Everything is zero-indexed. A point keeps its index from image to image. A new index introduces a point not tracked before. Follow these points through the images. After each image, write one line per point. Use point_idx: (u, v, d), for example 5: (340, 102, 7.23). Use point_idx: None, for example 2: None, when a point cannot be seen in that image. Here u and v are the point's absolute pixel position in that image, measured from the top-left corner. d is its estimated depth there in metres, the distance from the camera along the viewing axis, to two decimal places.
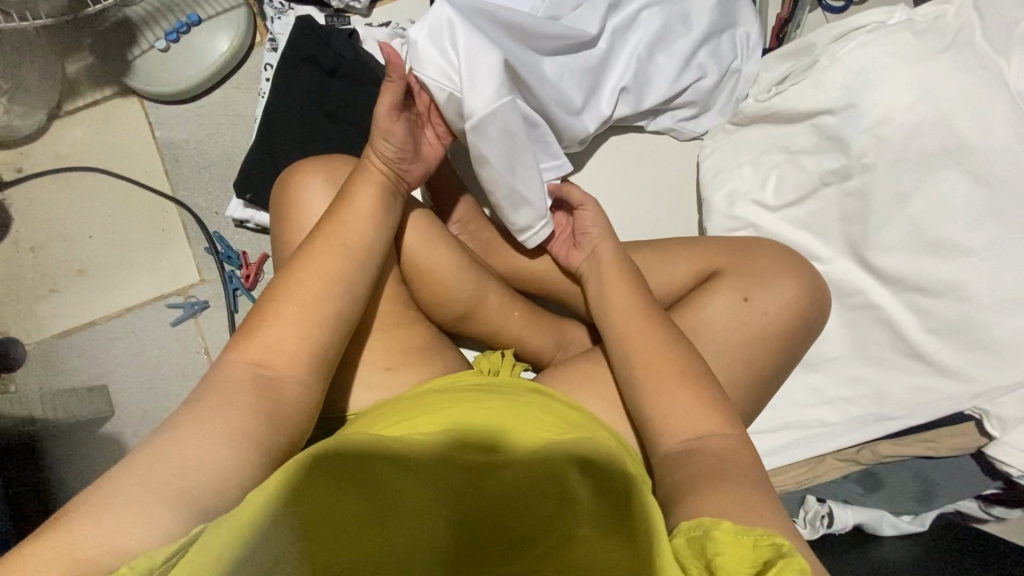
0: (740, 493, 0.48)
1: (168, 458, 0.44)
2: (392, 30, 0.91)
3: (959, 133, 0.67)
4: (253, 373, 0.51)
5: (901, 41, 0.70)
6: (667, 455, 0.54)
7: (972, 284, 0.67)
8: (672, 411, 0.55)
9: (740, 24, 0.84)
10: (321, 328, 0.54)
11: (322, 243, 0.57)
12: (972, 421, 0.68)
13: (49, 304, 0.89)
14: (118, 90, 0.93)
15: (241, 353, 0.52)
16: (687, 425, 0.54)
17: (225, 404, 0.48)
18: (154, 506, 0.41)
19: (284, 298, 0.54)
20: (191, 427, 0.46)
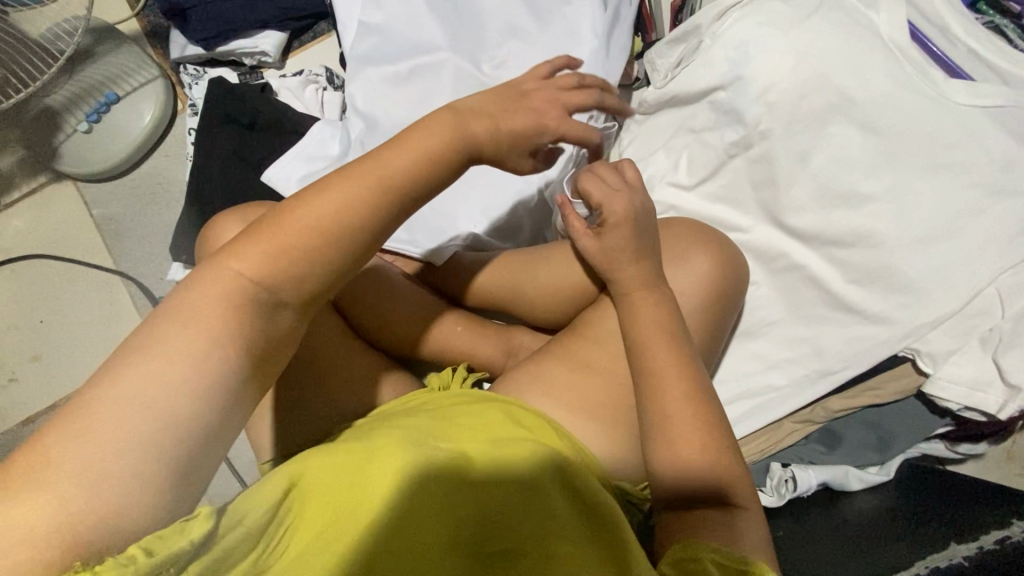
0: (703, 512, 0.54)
1: (148, 378, 0.37)
2: (305, 77, 0.94)
3: (841, 86, 0.69)
4: (256, 289, 0.42)
5: (773, 9, 0.72)
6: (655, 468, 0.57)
7: (881, 229, 0.68)
8: (683, 451, 0.56)
9: (618, 27, 0.89)
10: (340, 251, 0.45)
11: (356, 171, 0.47)
12: (908, 362, 0.69)
13: (10, 393, 0.90)
14: (51, 176, 0.96)
15: (241, 264, 0.43)
16: (690, 462, 0.55)
17: (209, 310, 0.41)
18: (125, 449, 0.35)
19: (291, 220, 0.44)
20: (173, 334, 0.39)
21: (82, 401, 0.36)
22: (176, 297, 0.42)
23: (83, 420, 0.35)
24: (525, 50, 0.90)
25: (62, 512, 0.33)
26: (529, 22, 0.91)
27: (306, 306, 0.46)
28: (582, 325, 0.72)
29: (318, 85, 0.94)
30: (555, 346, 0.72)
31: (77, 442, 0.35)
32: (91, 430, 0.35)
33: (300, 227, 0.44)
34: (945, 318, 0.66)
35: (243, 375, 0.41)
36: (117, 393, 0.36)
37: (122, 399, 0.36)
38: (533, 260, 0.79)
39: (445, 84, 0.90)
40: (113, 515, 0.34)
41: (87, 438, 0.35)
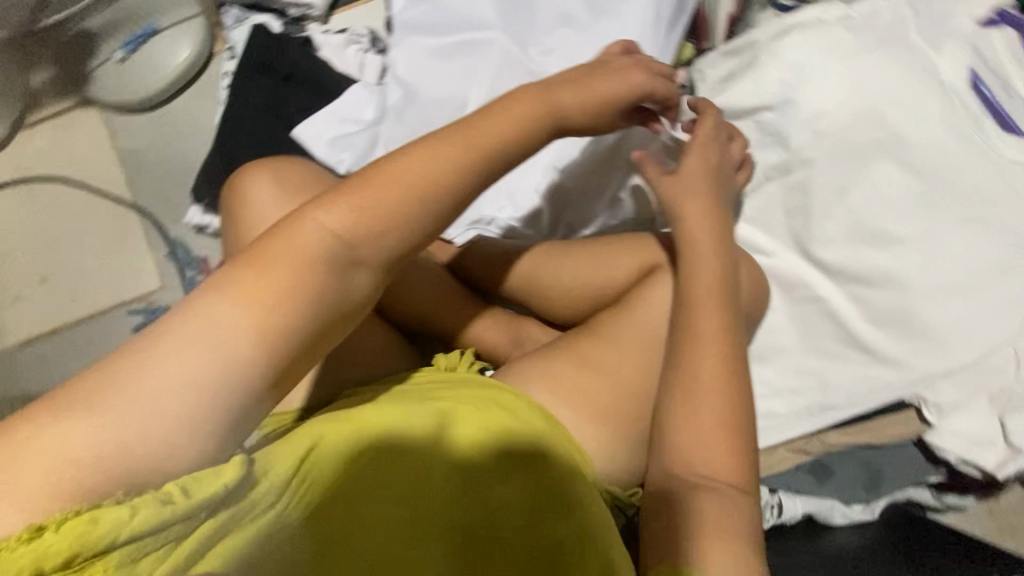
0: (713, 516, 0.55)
1: (203, 332, 0.38)
2: (349, 37, 0.92)
3: (892, 125, 0.68)
4: (325, 248, 0.42)
5: (837, 36, 0.72)
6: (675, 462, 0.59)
7: (909, 274, 0.68)
8: (701, 451, 0.58)
9: (673, 30, 0.88)
10: (414, 224, 0.45)
11: (441, 144, 0.47)
12: (914, 409, 0.69)
13: (13, 312, 0.90)
14: (79, 101, 0.94)
15: (327, 217, 0.43)
16: (707, 466, 0.58)
17: (276, 266, 0.41)
18: (173, 401, 0.37)
19: (369, 187, 0.44)
20: (235, 288, 0.40)
21: (150, 340, 0.38)
22: (256, 244, 0.42)
23: (161, 349, 0.38)
24: (574, 41, 0.89)
25: (125, 432, 0.36)
26: (583, 13, 0.89)
27: (385, 269, 0.45)
28: (595, 326, 0.72)
29: (360, 46, 0.92)
30: (564, 342, 0.72)
31: (152, 368, 0.37)
32: (165, 359, 0.37)
33: (387, 187, 0.44)
34: (957, 370, 0.66)
35: (314, 329, 0.41)
36: (173, 343, 0.38)
37: (176, 349, 0.38)
38: (559, 251, 0.79)
39: (490, 64, 0.88)
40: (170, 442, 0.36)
41: (142, 383, 0.37)
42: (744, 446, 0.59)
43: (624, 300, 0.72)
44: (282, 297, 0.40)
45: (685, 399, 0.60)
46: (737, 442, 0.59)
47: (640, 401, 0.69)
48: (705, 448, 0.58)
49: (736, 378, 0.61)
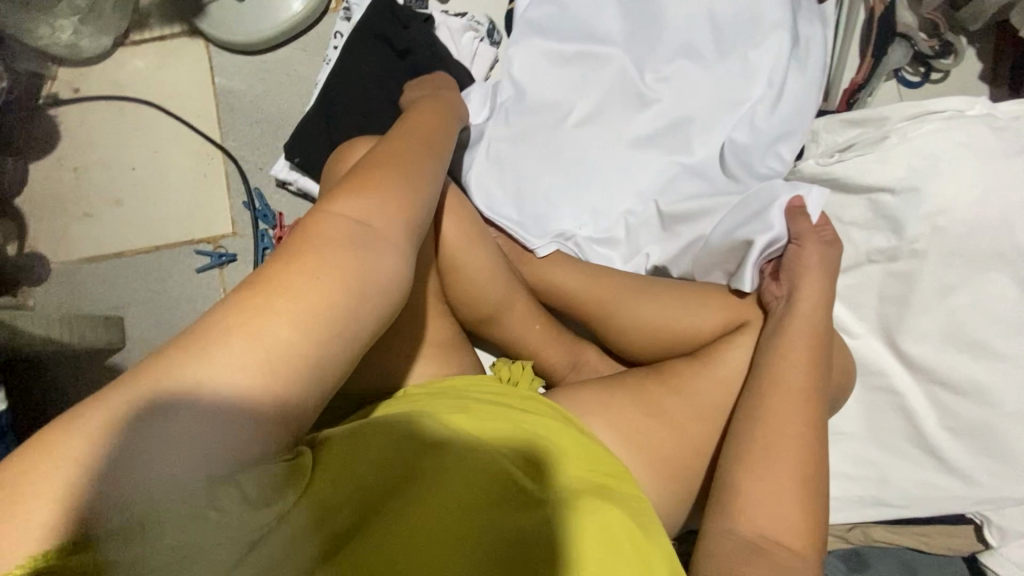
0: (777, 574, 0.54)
1: (269, 309, 0.39)
2: (467, 22, 0.90)
3: (1017, 236, 0.67)
4: (350, 229, 0.45)
5: (977, 134, 0.69)
6: (739, 519, 0.57)
7: (999, 389, 0.67)
8: (764, 507, 0.58)
9: (799, 84, 0.85)
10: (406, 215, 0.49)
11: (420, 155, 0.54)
12: (972, 526, 0.68)
13: (82, 227, 0.90)
14: (186, 30, 0.93)
15: (339, 209, 0.46)
16: (769, 523, 0.57)
17: (318, 249, 0.43)
18: (244, 370, 0.37)
19: (369, 183, 0.49)
20: (293, 269, 0.41)
21: (210, 324, 0.39)
22: (285, 239, 0.45)
23: (197, 341, 0.38)
24: (694, 73, 0.85)
25: (161, 428, 0.36)
26: (709, 46, 0.86)
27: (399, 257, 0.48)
28: (667, 372, 0.71)
29: (476, 34, 0.90)
30: (632, 381, 0.71)
31: (195, 360, 0.37)
32: (218, 342, 0.38)
33: (383, 193, 0.49)
34: None
35: (357, 310, 0.43)
36: (237, 317, 0.39)
37: (249, 325, 0.39)
38: (639, 286, 0.78)
39: (607, 80, 0.86)
40: (215, 428, 0.37)
41: (209, 359, 0.37)
42: (813, 504, 0.58)
43: (701, 353, 0.72)
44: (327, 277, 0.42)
45: (767, 457, 0.59)
46: (810, 502, 0.58)
47: (700, 458, 0.68)
48: (777, 508, 0.57)
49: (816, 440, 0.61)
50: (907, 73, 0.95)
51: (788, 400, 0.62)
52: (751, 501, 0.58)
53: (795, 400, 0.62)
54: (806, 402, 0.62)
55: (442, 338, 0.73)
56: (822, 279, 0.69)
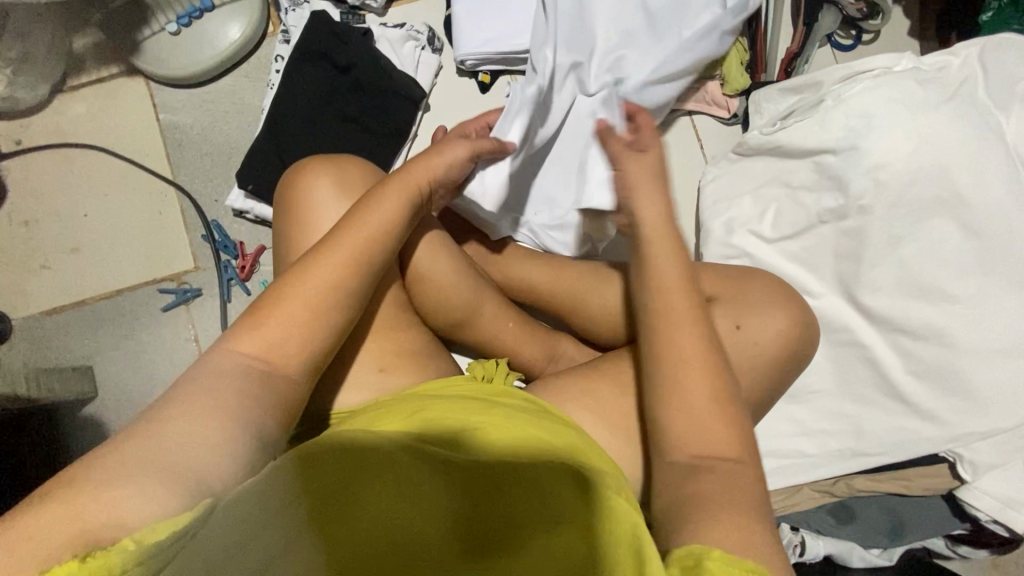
0: (735, 521, 0.47)
1: (185, 425, 0.45)
2: (406, 31, 0.90)
3: (955, 183, 0.69)
4: (248, 364, 0.51)
5: (906, 88, 0.71)
6: (678, 465, 0.53)
7: (956, 331, 0.69)
8: (693, 430, 0.53)
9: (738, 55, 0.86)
10: (313, 317, 0.54)
11: (332, 247, 0.57)
12: (946, 464, 0.71)
13: (40, 279, 0.88)
14: (125, 70, 0.92)
15: (237, 346, 0.51)
16: (701, 443, 0.52)
17: (221, 382, 0.49)
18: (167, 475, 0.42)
19: (278, 299, 0.54)
20: (195, 399, 0.47)
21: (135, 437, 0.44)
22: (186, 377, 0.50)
23: (99, 477, 0.41)
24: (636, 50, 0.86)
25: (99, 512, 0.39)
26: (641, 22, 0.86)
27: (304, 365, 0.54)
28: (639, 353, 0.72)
29: (417, 43, 0.91)
30: (606, 366, 0.72)
31: (125, 464, 0.42)
32: (147, 446, 0.43)
33: (292, 318, 0.53)
34: (996, 433, 0.68)
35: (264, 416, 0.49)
36: (156, 438, 0.44)
37: (166, 443, 0.44)
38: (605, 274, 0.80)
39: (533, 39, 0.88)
40: (145, 507, 0.40)
41: (138, 464, 0.42)
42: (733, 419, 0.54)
43: None
44: (237, 397, 0.48)
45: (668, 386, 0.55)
46: (735, 420, 0.53)
47: None
48: (704, 433, 0.53)
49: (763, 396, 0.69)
50: (840, 36, 0.98)
51: (663, 322, 0.57)
52: (677, 425, 0.54)
53: (685, 321, 0.57)
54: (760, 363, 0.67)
55: (415, 348, 0.73)
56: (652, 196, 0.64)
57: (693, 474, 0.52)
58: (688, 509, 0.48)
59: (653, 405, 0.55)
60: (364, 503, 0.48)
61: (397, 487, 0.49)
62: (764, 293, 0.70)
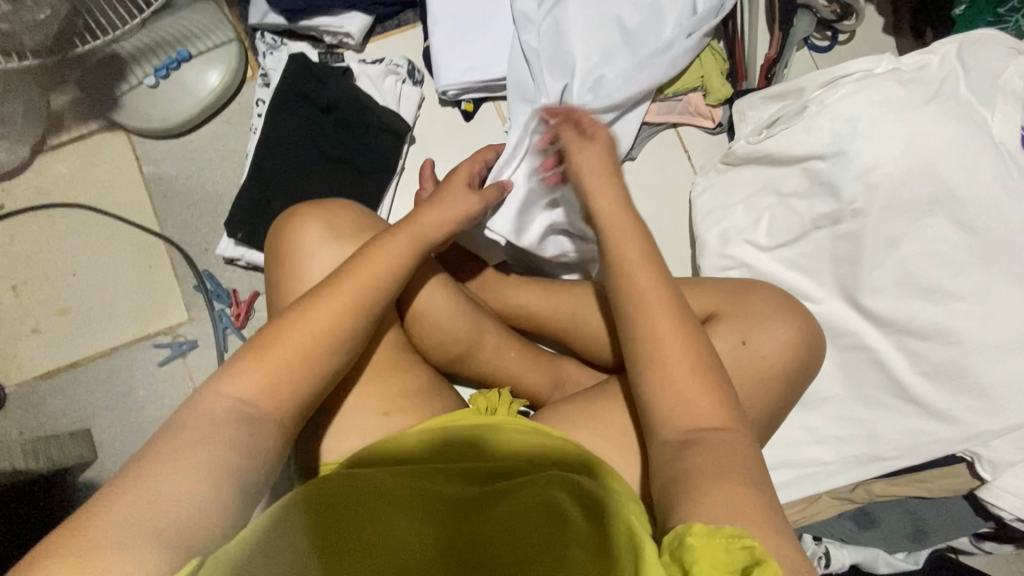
0: (738, 492, 0.46)
1: (170, 476, 0.44)
2: (386, 66, 0.90)
3: (945, 180, 0.69)
4: (238, 410, 0.50)
5: (889, 90, 0.72)
6: (666, 443, 0.52)
7: (961, 329, 0.69)
8: (680, 403, 0.52)
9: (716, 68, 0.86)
10: (307, 366, 0.53)
11: (326, 293, 0.56)
12: (964, 463, 0.70)
13: (31, 344, 0.86)
14: (104, 125, 0.91)
15: (225, 388, 0.50)
16: (692, 415, 0.52)
17: (209, 432, 0.48)
18: (149, 534, 0.40)
19: (270, 344, 0.53)
20: (182, 447, 0.46)
21: (117, 490, 0.42)
22: (171, 423, 0.49)
23: (79, 541, 0.39)
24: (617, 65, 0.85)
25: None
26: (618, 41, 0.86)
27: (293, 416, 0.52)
28: None
29: (397, 77, 0.90)
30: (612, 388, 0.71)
31: (106, 522, 0.40)
32: (130, 500, 0.42)
33: (286, 361, 0.53)
34: (1013, 429, 0.67)
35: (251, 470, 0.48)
36: (140, 490, 0.43)
37: (149, 497, 0.42)
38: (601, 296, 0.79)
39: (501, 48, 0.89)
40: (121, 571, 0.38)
41: (119, 522, 0.40)
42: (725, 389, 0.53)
43: None
44: (224, 446, 0.47)
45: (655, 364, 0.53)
46: (718, 389, 0.53)
47: None
48: (691, 400, 0.52)
49: (766, 406, 0.67)
50: (816, 38, 0.99)
51: (636, 300, 0.57)
52: (670, 386, 0.53)
53: (657, 296, 0.56)
54: (768, 377, 0.66)
55: (419, 386, 0.72)
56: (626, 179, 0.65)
57: (678, 446, 0.51)
58: (683, 484, 0.47)
59: (635, 387, 0.55)
60: (374, 540, 0.49)
61: (407, 527, 0.50)
62: (766, 299, 0.70)
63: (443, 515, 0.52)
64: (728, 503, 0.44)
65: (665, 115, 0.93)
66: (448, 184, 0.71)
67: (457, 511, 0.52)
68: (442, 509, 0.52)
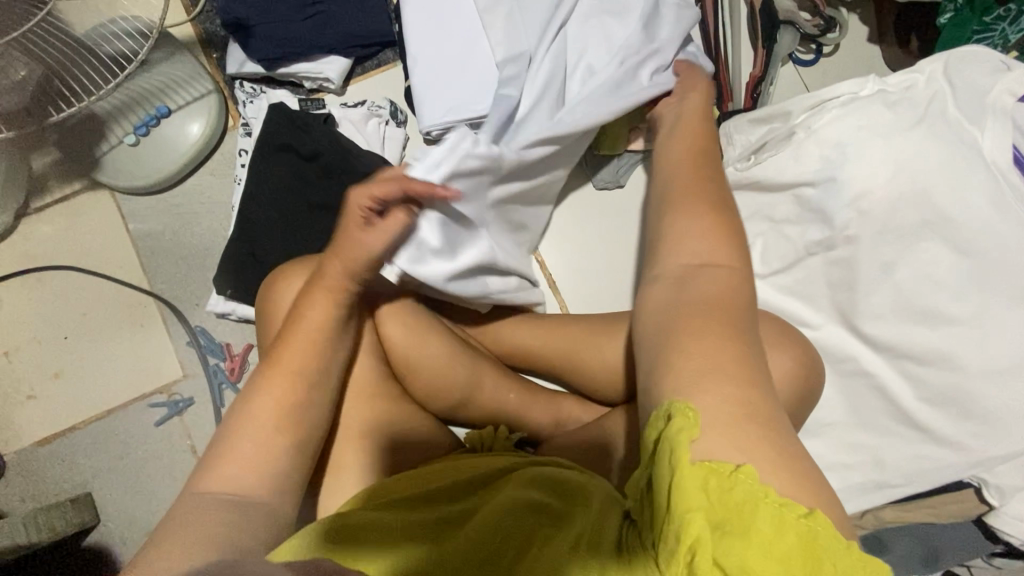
0: (720, 345, 0.45)
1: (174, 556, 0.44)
2: (368, 109, 0.90)
3: (937, 204, 0.69)
4: (226, 499, 0.50)
5: (875, 113, 0.71)
6: (672, 267, 0.53)
7: (962, 353, 0.68)
8: (692, 232, 0.55)
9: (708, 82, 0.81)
10: (277, 434, 0.55)
11: (273, 369, 0.57)
12: (972, 488, 0.68)
13: (26, 411, 0.86)
14: (88, 184, 0.91)
15: (205, 486, 0.51)
16: (701, 249, 0.53)
17: (201, 521, 0.48)
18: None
19: (237, 429, 0.54)
20: (178, 539, 0.46)
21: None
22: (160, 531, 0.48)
23: None
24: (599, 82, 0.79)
25: None
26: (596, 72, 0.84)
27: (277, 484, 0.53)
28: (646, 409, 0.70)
29: (380, 118, 0.90)
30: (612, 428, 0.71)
31: None
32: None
33: (267, 431, 0.54)
34: (1019, 453, 0.66)
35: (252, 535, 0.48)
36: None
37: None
38: (599, 332, 0.78)
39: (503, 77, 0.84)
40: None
41: None
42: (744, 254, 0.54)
43: None
44: (220, 524, 0.48)
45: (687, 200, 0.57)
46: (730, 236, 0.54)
47: None
48: (703, 241, 0.54)
49: None
50: (800, 52, 0.98)
51: (687, 232, 0.55)
52: (678, 216, 0.56)
53: (699, 202, 0.57)
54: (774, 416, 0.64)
55: (419, 440, 0.70)
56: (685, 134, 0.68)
57: (687, 270, 0.52)
58: (667, 334, 0.48)
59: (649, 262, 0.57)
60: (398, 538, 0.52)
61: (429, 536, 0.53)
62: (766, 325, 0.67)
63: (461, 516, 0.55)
64: (699, 354, 0.45)
65: None
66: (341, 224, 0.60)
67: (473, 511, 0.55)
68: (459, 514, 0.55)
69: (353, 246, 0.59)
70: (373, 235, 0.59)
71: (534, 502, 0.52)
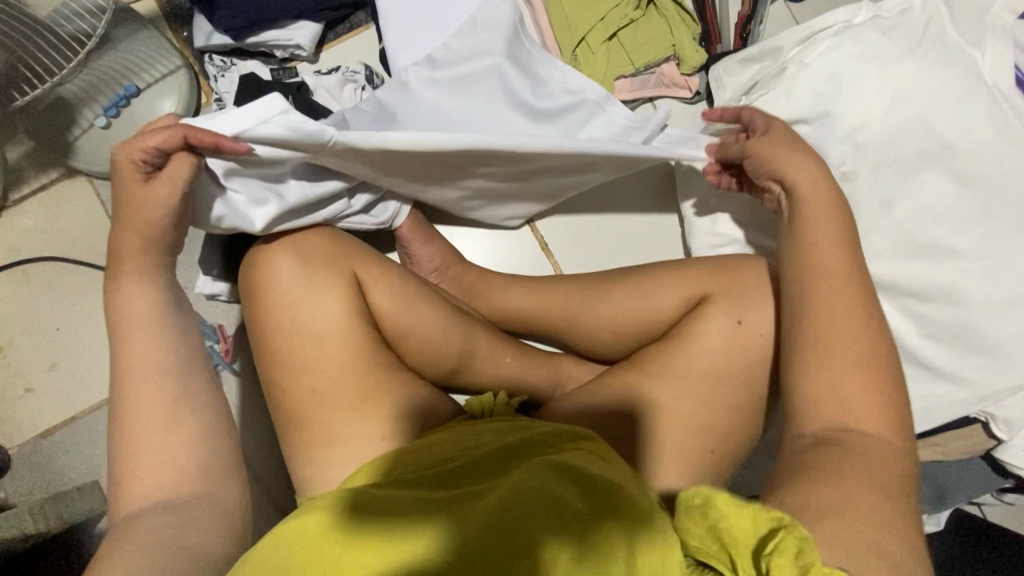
0: (864, 486, 0.47)
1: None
2: (343, 75, 0.87)
3: (938, 133, 0.66)
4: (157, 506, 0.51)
5: (870, 41, 0.68)
6: (803, 437, 0.53)
7: (967, 287, 0.65)
8: (835, 379, 0.54)
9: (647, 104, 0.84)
10: (183, 430, 0.55)
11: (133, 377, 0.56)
12: (979, 424, 0.68)
13: (26, 403, 0.86)
14: (64, 172, 0.89)
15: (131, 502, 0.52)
16: (858, 410, 0.52)
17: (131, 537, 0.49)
18: None
19: (134, 438, 0.54)
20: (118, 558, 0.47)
21: None
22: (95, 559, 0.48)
23: None
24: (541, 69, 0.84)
25: None
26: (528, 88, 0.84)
27: (201, 481, 0.53)
28: (644, 364, 0.68)
29: (356, 84, 0.87)
30: (611, 384, 0.69)
31: None
32: None
33: (161, 435, 0.54)
34: None
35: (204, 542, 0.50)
36: None
37: None
38: (593, 289, 0.77)
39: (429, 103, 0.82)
40: None
41: None
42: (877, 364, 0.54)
43: (671, 337, 0.69)
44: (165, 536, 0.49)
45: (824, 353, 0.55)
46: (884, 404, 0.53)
47: (705, 443, 0.65)
48: (840, 397, 0.53)
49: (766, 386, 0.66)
50: None
51: (831, 308, 0.56)
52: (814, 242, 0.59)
53: (839, 280, 0.57)
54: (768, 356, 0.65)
55: (417, 408, 0.68)
56: (825, 226, 0.60)
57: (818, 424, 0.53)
58: (809, 467, 0.49)
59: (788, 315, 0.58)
60: (399, 522, 0.49)
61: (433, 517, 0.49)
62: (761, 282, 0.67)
63: (462, 497, 0.52)
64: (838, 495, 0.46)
65: (640, 90, 0.90)
66: (117, 185, 0.60)
67: (474, 495, 0.52)
68: (461, 496, 0.52)
69: (144, 204, 0.59)
70: (155, 192, 0.59)
71: (554, 496, 0.50)
